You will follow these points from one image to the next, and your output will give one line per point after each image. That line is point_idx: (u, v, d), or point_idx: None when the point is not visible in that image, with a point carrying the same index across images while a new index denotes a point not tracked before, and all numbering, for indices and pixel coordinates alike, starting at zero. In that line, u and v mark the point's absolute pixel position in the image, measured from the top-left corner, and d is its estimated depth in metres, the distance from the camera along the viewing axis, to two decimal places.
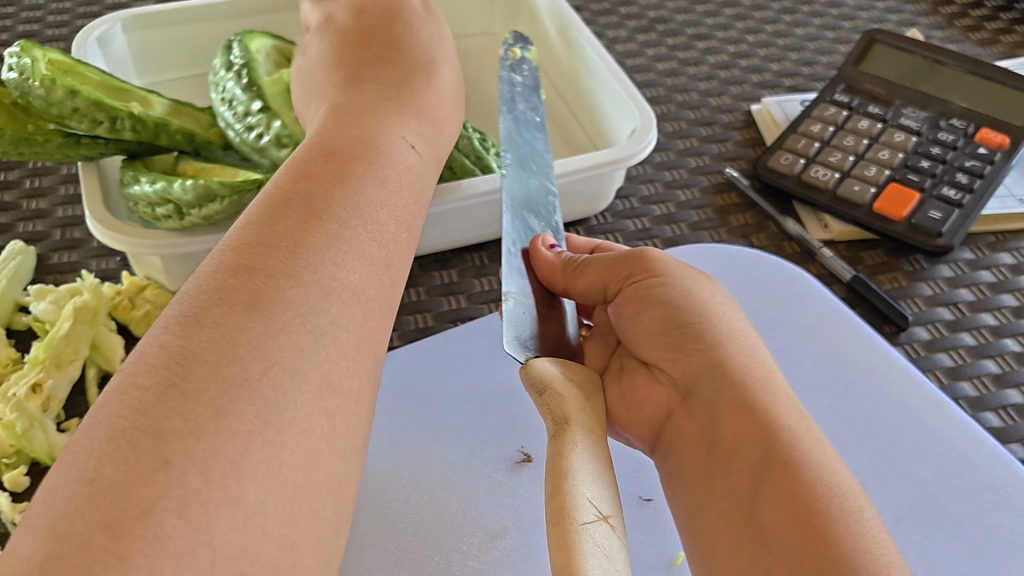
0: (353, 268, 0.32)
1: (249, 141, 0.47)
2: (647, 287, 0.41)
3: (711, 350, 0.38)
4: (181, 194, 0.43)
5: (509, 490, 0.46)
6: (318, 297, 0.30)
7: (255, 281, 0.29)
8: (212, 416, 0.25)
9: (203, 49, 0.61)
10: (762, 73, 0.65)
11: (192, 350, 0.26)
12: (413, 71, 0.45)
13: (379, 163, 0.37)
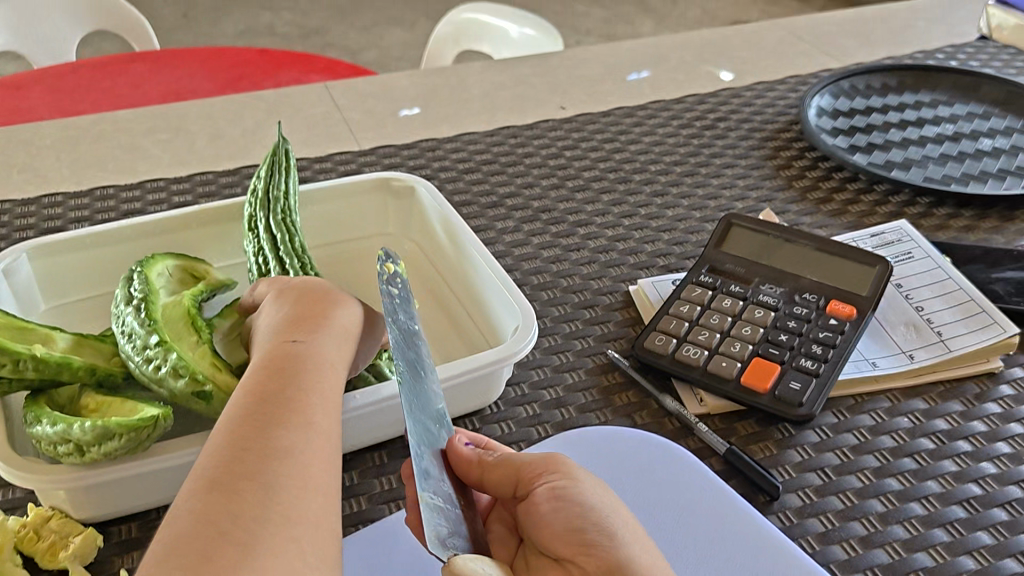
0: (305, 468, 0.39)
1: (147, 372, 0.51)
2: (544, 491, 0.44)
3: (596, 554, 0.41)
4: (81, 434, 0.47)
5: None
6: (287, 497, 0.37)
7: (225, 475, 0.37)
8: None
9: (114, 270, 0.66)
10: (642, 263, 0.74)
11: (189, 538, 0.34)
12: (332, 294, 0.53)
13: (312, 377, 0.45)
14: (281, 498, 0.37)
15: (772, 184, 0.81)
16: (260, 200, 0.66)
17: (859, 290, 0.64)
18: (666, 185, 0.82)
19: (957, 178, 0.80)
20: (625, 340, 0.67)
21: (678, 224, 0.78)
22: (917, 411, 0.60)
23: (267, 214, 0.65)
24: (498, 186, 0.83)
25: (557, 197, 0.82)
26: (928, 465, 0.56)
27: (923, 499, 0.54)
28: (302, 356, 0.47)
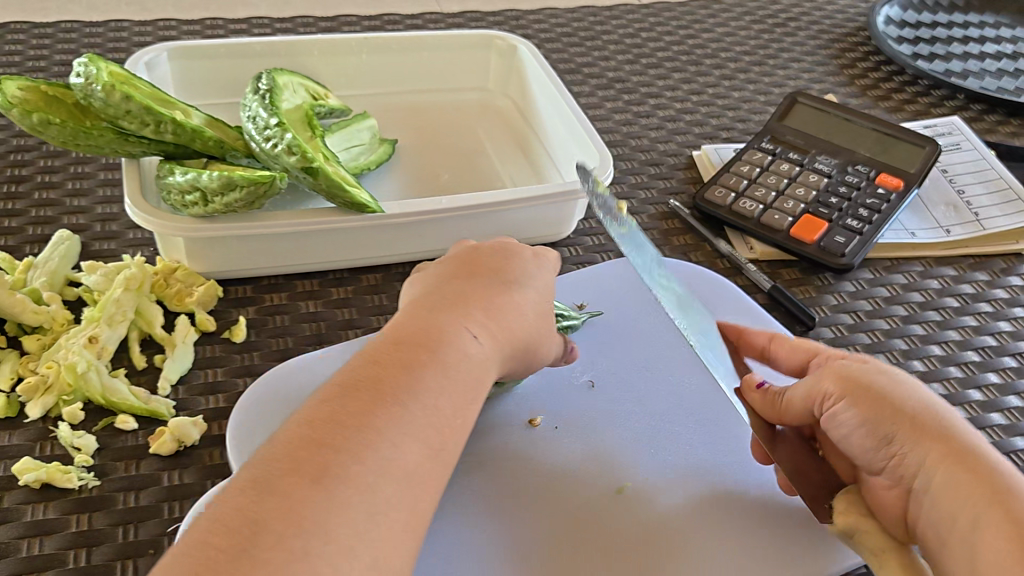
0: (465, 375, 0.41)
1: (266, 149, 0.57)
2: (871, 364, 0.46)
3: (955, 423, 0.41)
4: (208, 182, 0.52)
5: (483, 433, 0.53)
6: (442, 405, 0.39)
7: (373, 404, 0.37)
8: (349, 460, 0.35)
9: (232, 81, 0.73)
10: (706, 130, 0.80)
11: (316, 438, 0.35)
12: (503, 279, 0.48)
13: (450, 364, 0.41)
14: (419, 417, 0.38)
15: (835, 79, 0.86)
16: None
17: (908, 168, 0.69)
18: (735, 71, 0.87)
19: (1012, 91, 0.84)
20: (685, 195, 0.73)
21: (742, 105, 0.83)
22: (946, 276, 0.67)
23: None
24: (576, 56, 0.88)
25: (631, 71, 0.87)
26: (951, 318, 0.63)
27: (943, 343, 0.61)
28: (446, 334, 0.42)
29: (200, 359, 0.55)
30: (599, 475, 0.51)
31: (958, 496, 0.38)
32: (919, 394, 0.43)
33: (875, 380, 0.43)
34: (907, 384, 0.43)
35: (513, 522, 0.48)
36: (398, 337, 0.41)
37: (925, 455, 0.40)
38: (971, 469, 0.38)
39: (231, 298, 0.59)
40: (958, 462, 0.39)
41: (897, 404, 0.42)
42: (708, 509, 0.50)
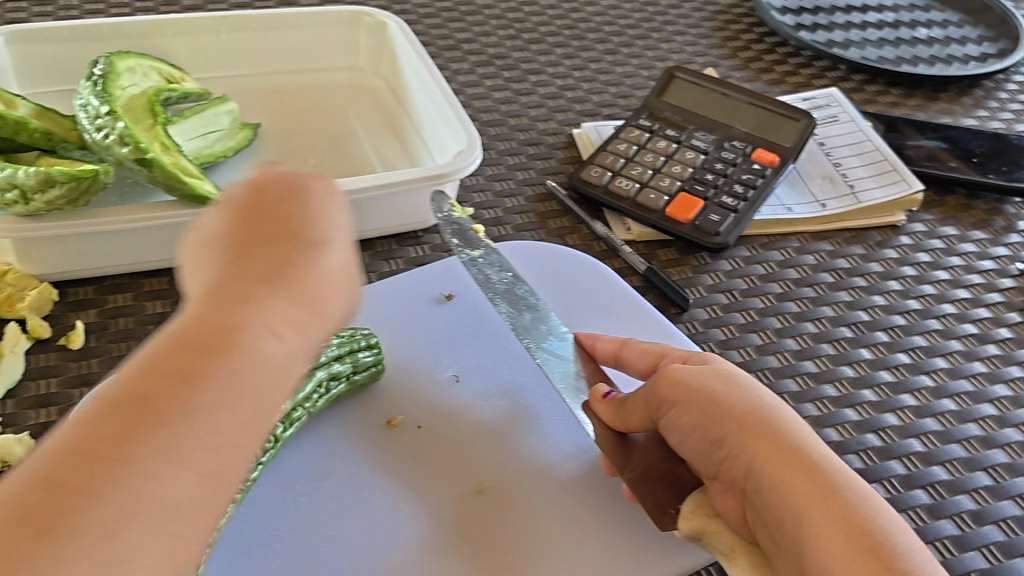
0: (255, 375, 0.34)
1: (97, 140, 0.53)
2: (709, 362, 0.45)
3: (782, 422, 0.41)
4: (25, 180, 0.47)
5: (334, 437, 0.50)
6: (240, 399, 0.33)
7: (141, 416, 0.31)
8: (96, 488, 0.29)
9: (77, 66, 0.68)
10: (586, 106, 0.77)
11: (60, 476, 0.29)
12: (293, 248, 0.37)
13: (227, 365, 0.33)
14: (212, 420, 0.32)
15: (719, 52, 0.85)
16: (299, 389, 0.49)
17: (784, 143, 0.68)
18: (618, 45, 0.85)
19: (892, 60, 0.84)
20: (563, 174, 0.71)
21: (625, 79, 0.81)
22: (822, 251, 0.66)
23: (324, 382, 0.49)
24: (456, 31, 0.85)
25: (512, 46, 0.84)
26: (825, 294, 0.63)
27: (817, 320, 0.61)
28: (236, 335, 0.34)
29: (31, 370, 0.51)
30: (459, 473, 0.49)
31: (785, 500, 0.38)
32: (747, 393, 0.43)
33: (706, 381, 0.43)
34: (737, 384, 0.43)
35: (375, 529, 0.45)
36: (169, 338, 0.34)
37: (755, 458, 0.40)
38: (797, 468, 0.39)
39: (69, 301, 0.55)
40: (787, 464, 0.39)
41: (724, 408, 0.42)
42: (580, 502, 0.48)
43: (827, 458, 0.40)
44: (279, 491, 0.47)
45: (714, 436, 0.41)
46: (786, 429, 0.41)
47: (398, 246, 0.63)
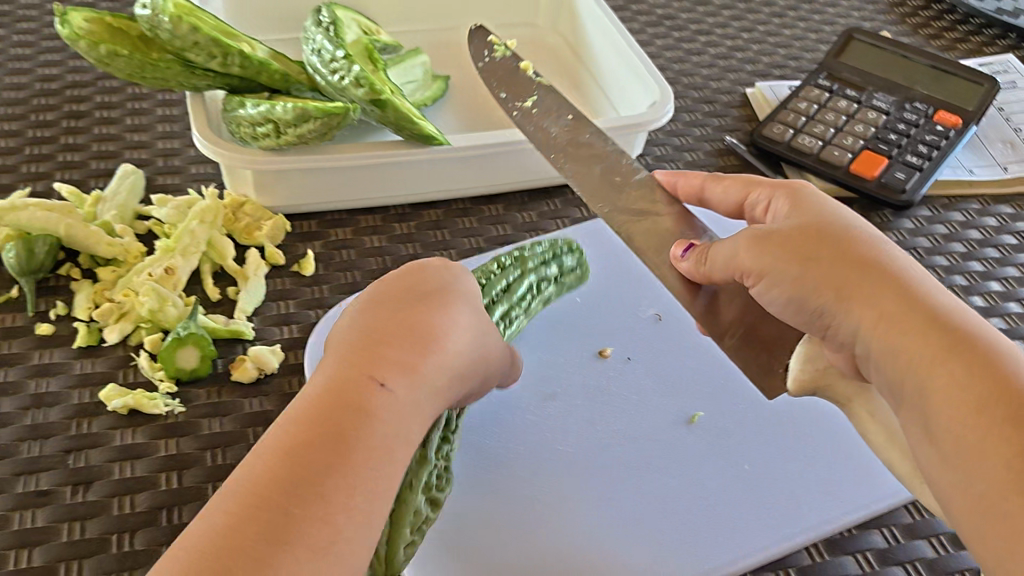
0: (383, 442, 0.33)
1: (332, 82, 0.57)
2: (802, 216, 0.42)
3: (886, 275, 0.38)
4: (282, 114, 0.52)
5: (556, 364, 0.52)
6: (370, 468, 0.32)
7: (308, 477, 0.30)
8: (266, 547, 0.28)
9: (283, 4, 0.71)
10: (756, 67, 0.79)
11: (250, 520, 0.29)
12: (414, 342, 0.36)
13: (358, 429, 0.32)
14: (339, 478, 0.31)
15: (886, 19, 0.85)
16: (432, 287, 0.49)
17: (967, 105, 0.69)
18: (784, 10, 0.87)
19: None
20: (740, 132, 0.73)
21: (794, 43, 0.82)
22: (1004, 214, 0.67)
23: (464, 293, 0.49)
24: None
25: (680, 8, 0.86)
26: (1010, 255, 0.64)
27: (1003, 279, 0.62)
28: (354, 399, 0.33)
29: (271, 292, 0.56)
30: (674, 403, 0.51)
31: (903, 354, 0.35)
32: (847, 247, 0.39)
33: (801, 244, 0.40)
34: (836, 238, 0.40)
35: (595, 451, 0.48)
36: (309, 403, 0.33)
37: (863, 318, 0.37)
38: (908, 325, 0.35)
39: (298, 232, 0.60)
40: (898, 318, 0.36)
41: (816, 269, 0.39)
42: (794, 427, 0.51)
43: (942, 308, 0.36)
44: (507, 408, 0.50)
45: (819, 305, 0.39)
46: (894, 279, 0.37)
47: None
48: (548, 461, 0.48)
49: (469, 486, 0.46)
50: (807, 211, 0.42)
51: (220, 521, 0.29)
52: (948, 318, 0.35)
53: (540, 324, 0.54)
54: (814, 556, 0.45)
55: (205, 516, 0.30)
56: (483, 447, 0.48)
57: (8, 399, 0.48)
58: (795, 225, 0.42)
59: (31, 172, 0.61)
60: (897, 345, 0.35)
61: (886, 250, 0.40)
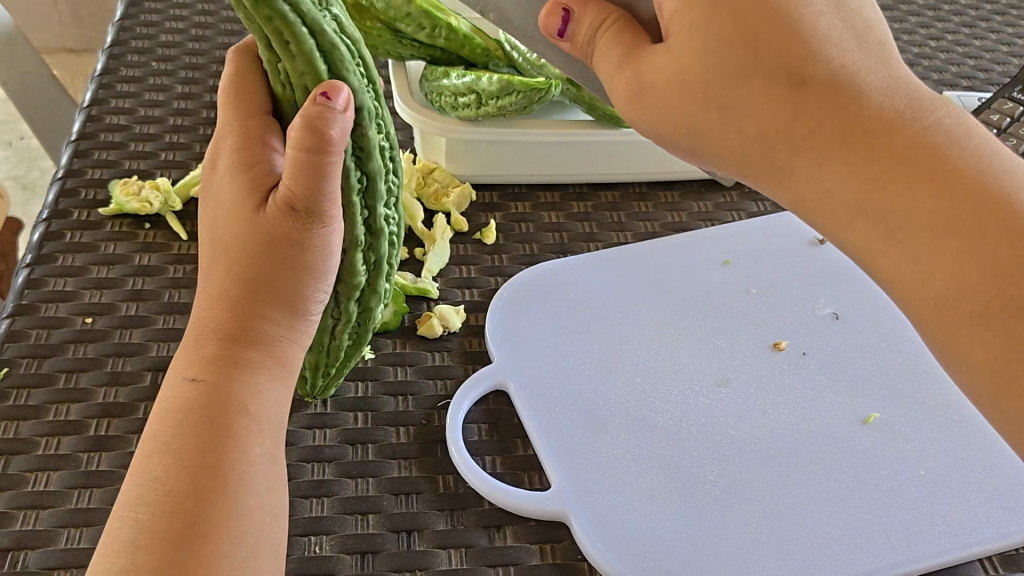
0: (244, 423, 0.36)
1: (531, 60, 0.59)
2: (707, 13, 0.30)
3: (842, 114, 0.30)
4: (487, 86, 0.55)
5: (728, 352, 0.53)
6: (238, 448, 0.35)
7: (205, 484, 0.34)
8: (194, 551, 0.33)
9: None
10: (943, 74, 0.77)
11: (186, 520, 0.33)
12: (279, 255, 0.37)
13: (217, 410, 0.36)
14: (231, 476, 0.35)
15: None
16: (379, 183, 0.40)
17: None
18: (975, 21, 0.84)
19: None
20: None
21: (983, 54, 0.80)
22: None
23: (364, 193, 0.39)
24: None
25: None
26: None
27: None
28: (229, 394, 0.36)
29: (454, 256, 0.58)
30: (849, 404, 0.51)
31: (893, 240, 0.31)
32: (801, 68, 0.30)
33: (737, 63, 0.30)
34: (768, 47, 0.30)
35: (770, 437, 0.49)
36: (203, 384, 0.36)
37: (835, 177, 0.31)
38: (884, 226, 0.31)
39: (480, 202, 0.62)
40: (893, 184, 0.30)
41: (741, 135, 0.32)
42: (970, 442, 0.50)
43: (927, 196, 0.30)
44: (679, 390, 0.51)
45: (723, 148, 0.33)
46: (854, 149, 0.30)
47: None
48: (719, 443, 0.48)
49: (641, 459, 0.47)
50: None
51: (149, 512, 0.33)
52: (950, 171, 0.29)
53: (715, 315, 0.55)
54: (987, 569, 0.44)
55: (141, 490, 0.34)
56: (656, 422, 0.49)
57: None
58: (689, 37, 0.31)
59: None
60: (883, 250, 0.31)
61: (839, 53, 0.30)
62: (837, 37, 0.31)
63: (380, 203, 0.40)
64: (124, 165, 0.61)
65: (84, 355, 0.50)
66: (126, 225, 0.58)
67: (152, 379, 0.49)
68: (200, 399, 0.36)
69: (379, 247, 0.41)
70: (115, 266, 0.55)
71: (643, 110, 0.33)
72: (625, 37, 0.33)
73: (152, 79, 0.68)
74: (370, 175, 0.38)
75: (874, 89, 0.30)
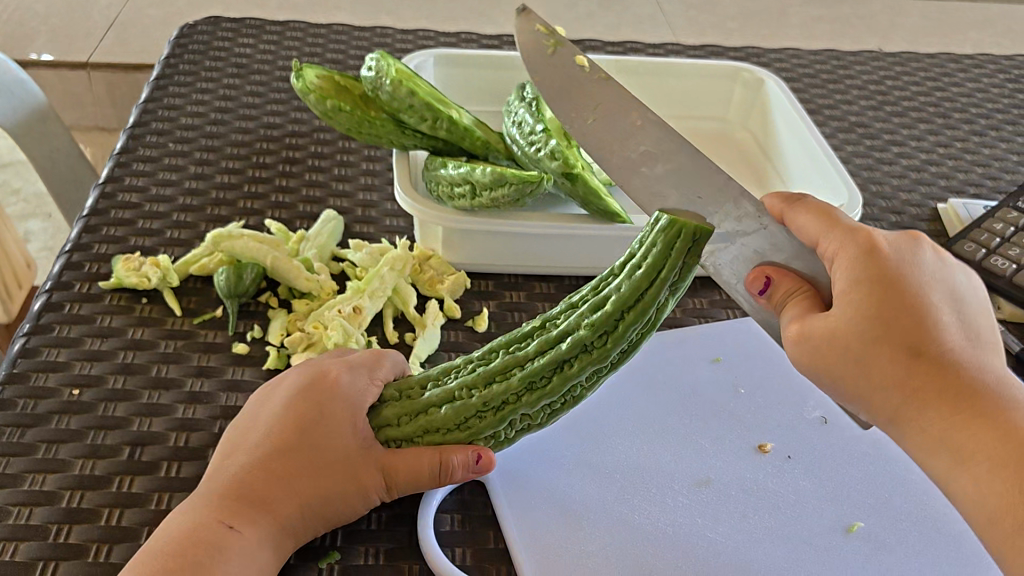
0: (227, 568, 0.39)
1: (528, 153, 0.59)
2: (862, 294, 0.37)
3: (932, 393, 0.37)
4: (480, 177, 0.56)
5: (712, 452, 0.52)
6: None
7: None
8: None
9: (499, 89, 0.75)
10: (949, 180, 0.78)
11: None
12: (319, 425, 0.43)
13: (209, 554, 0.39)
14: None
15: None
16: (555, 382, 0.41)
17: None
18: (985, 129, 0.85)
19: None
20: None
21: (992, 162, 0.81)
22: None
23: (546, 386, 0.41)
24: (817, 97, 0.88)
25: (873, 116, 0.85)
26: None
27: None
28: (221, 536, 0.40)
29: (445, 342, 0.58)
30: (834, 510, 0.50)
31: (998, 484, 0.36)
32: (944, 347, 0.37)
33: (898, 333, 0.37)
34: (914, 320, 0.37)
35: (750, 544, 0.48)
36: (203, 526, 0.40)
37: (943, 429, 0.37)
38: (994, 475, 0.36)
39: (475, 289, 0.62)
40: (983, 442, 0.36)
41: (885, 382, 0.38)
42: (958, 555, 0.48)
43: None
44: (658, 487, 0.50)
45: (870, 395, 0.38)
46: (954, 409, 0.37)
47: None
48: (696, 546, 0.47)
49: (613, 559, 0.46)
50: (872, 279, 0.37)
51: None
52: None
53: (699, 412, 0.55)
54: None
55: None
56: (633, 522, 0.48)
57: (202, 409, 0.52)
58: (848, 309, 0.37)
59: (246, 208, 0.67)
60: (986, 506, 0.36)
61: (952, 340, 0.38)
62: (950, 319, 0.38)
63: (529, 406, 0.42)
64: (130, 241, 0.63)
65: (67, 427, 0.50)
66: (124, 299, 0.59)
67: (130, 454, 0.49)
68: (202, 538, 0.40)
69: (488, 425, 0.43)
70: (108, 339, 0.56)
71: (792, 351, 0.39)
72: (812, 302, 0.40)
73: (167, 160, 0.71)
74: (547, 395, 0.41)
75: (978, 363, 0.38)
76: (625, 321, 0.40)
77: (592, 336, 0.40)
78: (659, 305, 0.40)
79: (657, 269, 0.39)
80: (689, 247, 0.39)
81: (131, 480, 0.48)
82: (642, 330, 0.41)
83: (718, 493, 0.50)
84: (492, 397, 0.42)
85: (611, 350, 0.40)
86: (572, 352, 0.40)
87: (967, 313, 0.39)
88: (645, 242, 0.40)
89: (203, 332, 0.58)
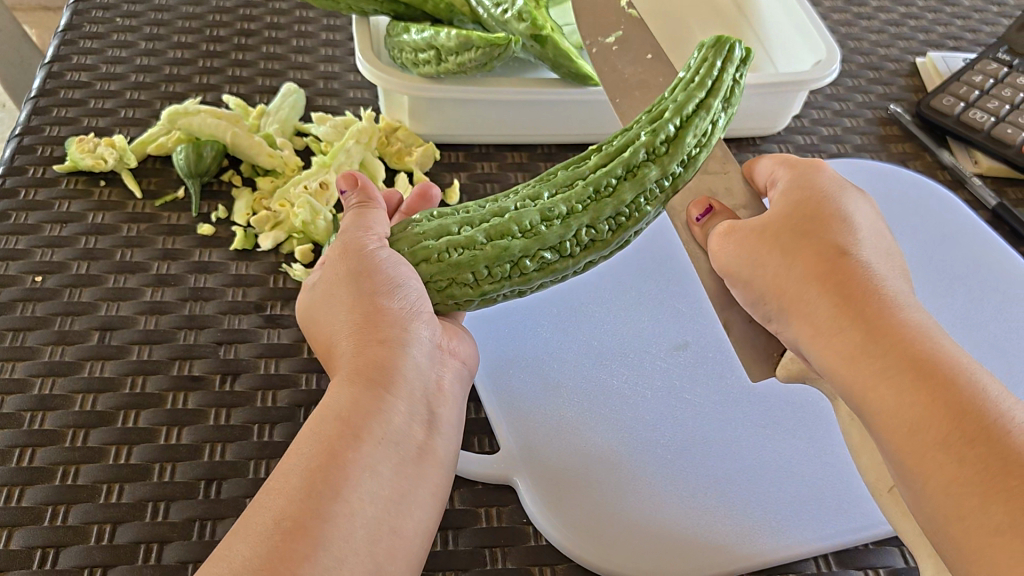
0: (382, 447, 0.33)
1: (494, 14, 0.55)
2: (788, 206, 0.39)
3: (870, 300, 0.34)
4: (444, 41, 0.53)
5: (692, 317, 0.52)
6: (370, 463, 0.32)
7: (321, 480, 0.31)
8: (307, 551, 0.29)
9: None
10: (929, 33, 0.76)
11: (290, 528, 0.29)
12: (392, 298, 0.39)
13: (357, 435, 0.33)
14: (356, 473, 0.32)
15: None
16: (600, 198, 0.40)
17: None
18: None
19: None
20: (906, 102, 0.69)
21: (972, 14, 0.78)
22: None
23: (594, 199, 0.40)
24: None
25: None
26: None
27: None
28: (369, 413, 0.34)
29: None
30: None
31: (882, 365, 0.32)
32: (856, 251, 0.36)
33: (810, 234, 0.37)
34: (826, 221, 0.38)
35: (729, 406, 0.48)
36: (332, 412, 0.34)
37: (832, 322, 0.35)
38: (878, 360, 0.33)
39: (446, 162, 0.61)
40: (882, 328, 0.33)
41: (798, 265, 0.36)
42: None
43: (916, 356, 0.32)
44: (636, 351, 0.50)
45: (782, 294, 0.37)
46: (856, 297, 0.35)
47: (739, 148, 0.64)
48: (675, 407, 0.48)
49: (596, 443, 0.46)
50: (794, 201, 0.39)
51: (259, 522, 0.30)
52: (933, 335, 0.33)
53: (675, 277, 0.54)
54: None
55: (252, 513, 0.30)
56: (612, 386, 0.48)
57: (170, 291, 0.51)
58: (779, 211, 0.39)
59: (202, 84, 0.64)
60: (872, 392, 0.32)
61: (866, 251, 0.37)
62: (869, 238, 0.38)
63: (573, 221, 0.39)
64: (83, 122, 0.60)
65: (33, 314, 0.49)
66: (81, 182, 0.57)
67: (100, 339, 0.49)
68: (341, 417, 0.33)
69: (519, 243, 0.38)
70: (69, 225, 0.54)
71: (725, 251, 0.39)
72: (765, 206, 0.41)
73: (114, 36, 0.67)
74: (611, 194, 0.40)
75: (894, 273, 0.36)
76: (685, 128, 0.41)
77: (649, 133, 0.41)
78: (710, 112, 0.42)
79: (700, 73, 0.43)
80: (723, 58, 0.43)
81: (102, 365, 0.47)
82: (696, 140, 0.42)
83: (695, 359, 0.50)
84: (521, 219, 0.39)
85: (675, 141, 0.41)
86: (637, 158, 0.41)
87: (889, 249, 0.38)
88: (693, 66, 0.43)
89: (166, 214, 0.56)
